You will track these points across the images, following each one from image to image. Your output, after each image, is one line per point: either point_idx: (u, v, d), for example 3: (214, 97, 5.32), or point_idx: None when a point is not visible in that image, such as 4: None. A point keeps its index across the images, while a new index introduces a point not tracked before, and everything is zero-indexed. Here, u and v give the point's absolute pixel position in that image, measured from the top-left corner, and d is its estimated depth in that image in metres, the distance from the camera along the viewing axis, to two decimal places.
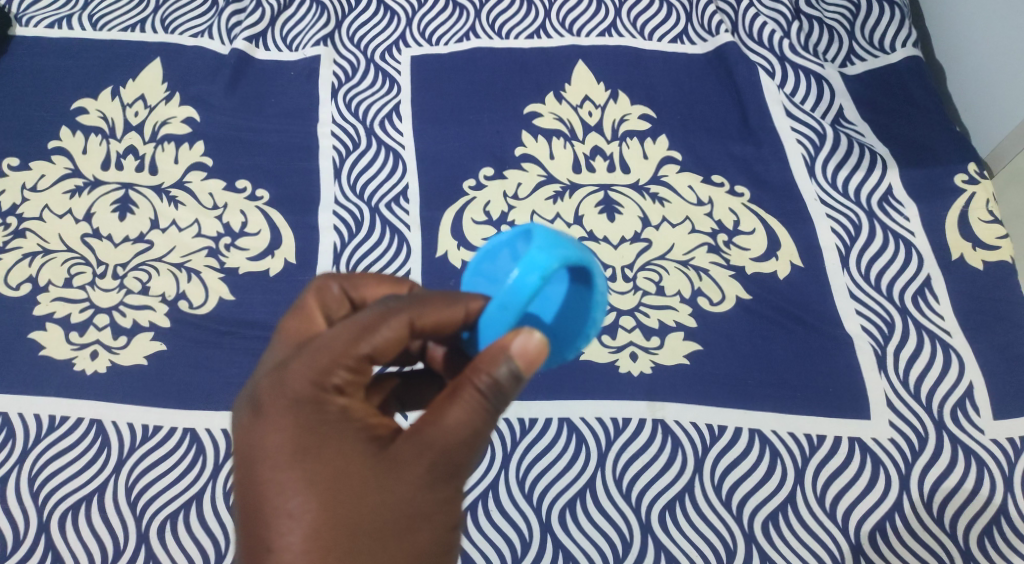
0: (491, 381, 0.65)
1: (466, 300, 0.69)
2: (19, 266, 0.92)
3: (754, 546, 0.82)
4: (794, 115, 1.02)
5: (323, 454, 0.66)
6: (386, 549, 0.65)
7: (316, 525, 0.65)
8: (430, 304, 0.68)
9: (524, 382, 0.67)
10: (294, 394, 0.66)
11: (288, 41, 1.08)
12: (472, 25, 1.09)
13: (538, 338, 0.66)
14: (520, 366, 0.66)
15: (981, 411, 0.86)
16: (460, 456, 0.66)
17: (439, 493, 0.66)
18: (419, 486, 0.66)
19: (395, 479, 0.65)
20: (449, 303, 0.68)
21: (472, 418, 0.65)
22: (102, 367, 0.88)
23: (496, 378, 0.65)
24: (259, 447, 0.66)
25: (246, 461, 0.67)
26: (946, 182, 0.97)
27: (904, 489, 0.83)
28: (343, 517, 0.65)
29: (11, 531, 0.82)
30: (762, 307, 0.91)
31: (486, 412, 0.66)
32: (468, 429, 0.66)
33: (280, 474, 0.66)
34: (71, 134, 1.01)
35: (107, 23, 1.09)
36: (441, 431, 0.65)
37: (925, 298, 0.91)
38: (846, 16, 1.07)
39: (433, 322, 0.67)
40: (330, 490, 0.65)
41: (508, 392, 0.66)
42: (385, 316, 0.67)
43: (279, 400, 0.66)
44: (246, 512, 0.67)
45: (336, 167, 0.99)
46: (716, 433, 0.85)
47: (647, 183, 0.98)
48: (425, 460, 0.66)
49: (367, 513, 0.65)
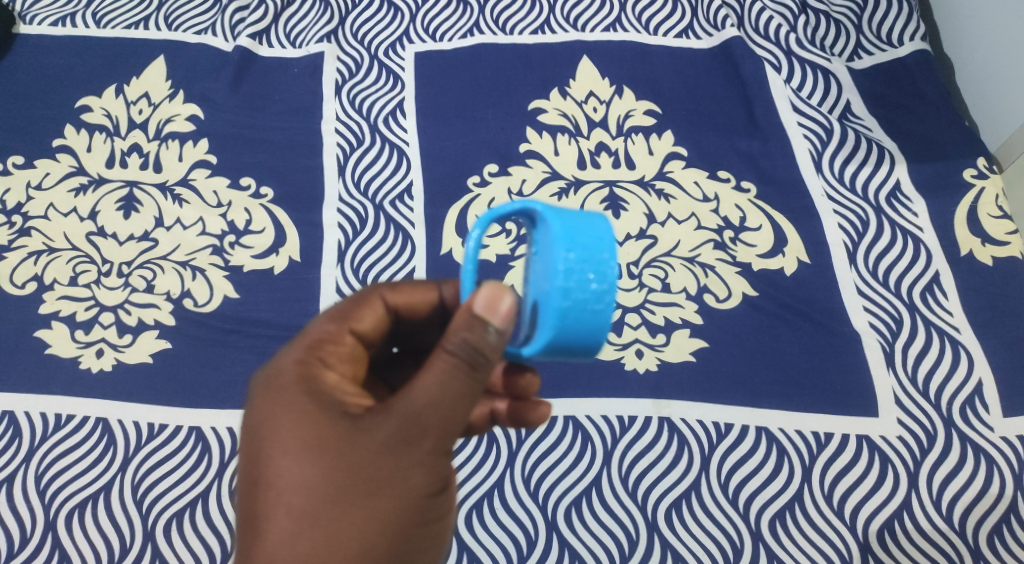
0: (461, 343, 0.65)
1: (441, 285, 0.76)
2: (25, 265, 0.92)
3: (762, 544, 0.82)
4: (800, 109, 1.02)
5: (297, 419, 0.67)
6: (355, 511, 0.65)
7: (287, 487, 0.66)
8: (403, 289, 0.76)
9: (504, 341, 0.66)
10: (277, 369, 0.70)
11: (291, 38, 1.08)
12: (476, 21, 1.08)
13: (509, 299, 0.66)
14: (494, 324, 0.66)
15: (990, 408, 0.85)
16: (431, 419, 0.65)
17: (410, 457, 0.66)
18: (388, 449, 0.65)
19: (363, 441, 0.66)
20: (422, 286, 0.76)
21: (444, 381, 0.65)
22: (108, 365, 0.88)
23: (466, 339, 0.65)
24: (245, 418, 0.70)
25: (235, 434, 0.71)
26: (955, 177, 0.96)
27: (913, 487, 0.83)
28: (316, 481, 0.66)
29: (18, 529, 0.82)
30: (769, 304, 0.90)
31: (456, 374, 0.65)
32: (441, 393, 0.65)
33: (262, 443, 0.68)
34: (75, 133, 1.00)
35: (111, 21, 1.08)
36: (410, 394, 0.65)
37: (933, 294, 0.90)
38: (853, 10, 1.06)
39: (406, 302, 0.75)
40: (302, 454, 0.66)
41: (482, 354, 0.65)
42: (364, 299, 0.75)
43: (265, 376, 0.70)
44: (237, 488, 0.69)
45: (340, 165, 0.99)
46: (723, 430, 0.85)
47: (653, 179, 0.97)
48: (393, 422, 0.65)
49: (338, 478, 0.66)
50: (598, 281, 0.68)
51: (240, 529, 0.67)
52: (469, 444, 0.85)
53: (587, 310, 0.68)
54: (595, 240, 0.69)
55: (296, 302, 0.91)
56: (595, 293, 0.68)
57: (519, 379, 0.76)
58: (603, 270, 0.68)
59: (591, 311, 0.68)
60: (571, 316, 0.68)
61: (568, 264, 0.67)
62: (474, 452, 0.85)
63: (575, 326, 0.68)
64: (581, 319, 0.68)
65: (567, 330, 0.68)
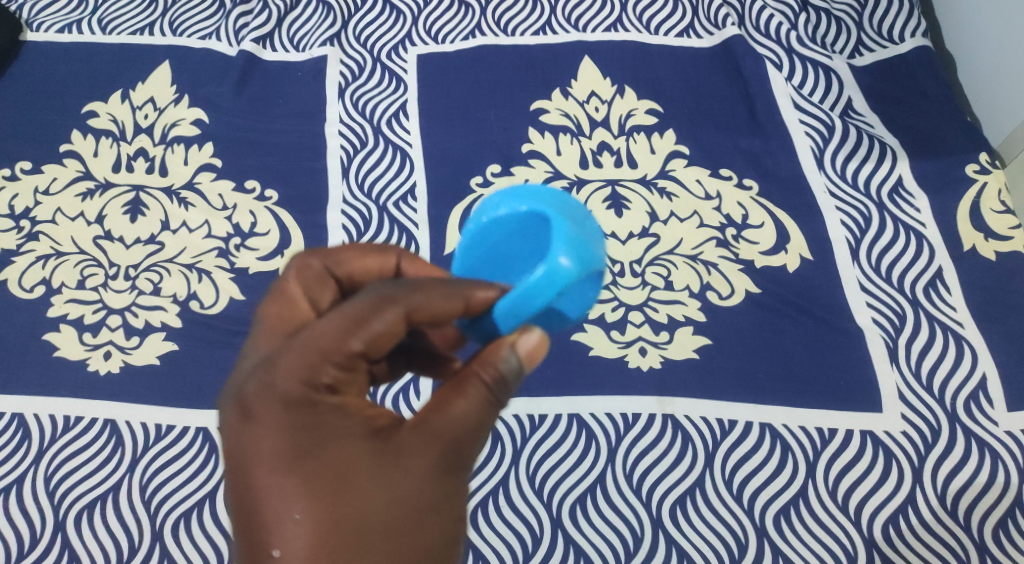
0: (499, 373, 0.66)
1: (466, 290, 0.68)
2: (33, 268, 0.93)
3: (766, 540, 0.82)
4: (802, 107, 1.02)
5: (322, 451, 0.65)
6: (392, 543, 0.65)
7: (323, 525, 0.64)
8: (427, 294, 0.66)
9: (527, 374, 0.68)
10: (285, 396, 0.65)
11: (295, 42, 1.09)
12: (478, 22, 1.09)
13: (538, 335, 0.67)
14: (524, 360, 0.67)
15: (995, 403, 0.85)
16: (466, 445, 0.67)
17: (444, 483, 0.66)
18: (425, 478, 0.66)
19: (395, 472, 0.65)
20: (445, 295, 0.67)
21: (479, 409, 0.66)
22: (115, 367, 0.89)
23: (503, 371, 0.66)
24: (254, 453, 0.65)
25: (239, 471, 0.66)
26: (957, 172, 0.96)
27: (918, 482, 0.83)
28: (345, 516, 0.64)
29: (28, 529, 0.83)
30: (772, 301, 0.90)
31: (491, 404, 0.67)
32: (476, 420, 0.66)
33: (276, 478, 0.65)
34: (82, 138, 1.01)
35: (116, 27, 1.10)
36: (445, 421, 0.66)
37: (936, 289, 0.90)
38: (854, 7, 1.06)
39: (429, 314, 0.67)
40: (331, 488, 0.64)
41: (513, 387, 0.67)
42: (379, 307, 0.65)
43: (269, 402, 0.65)
44: (243, 521, 0.66)
45: (344, 167, 1.00)
46: (726, 427, 0.85)
47: (655, 178, 0.98)
48: (428, 448, 0.66)
49: (369, 511, 0.64)
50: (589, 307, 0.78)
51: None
52: None
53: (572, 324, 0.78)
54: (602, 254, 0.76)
55: None
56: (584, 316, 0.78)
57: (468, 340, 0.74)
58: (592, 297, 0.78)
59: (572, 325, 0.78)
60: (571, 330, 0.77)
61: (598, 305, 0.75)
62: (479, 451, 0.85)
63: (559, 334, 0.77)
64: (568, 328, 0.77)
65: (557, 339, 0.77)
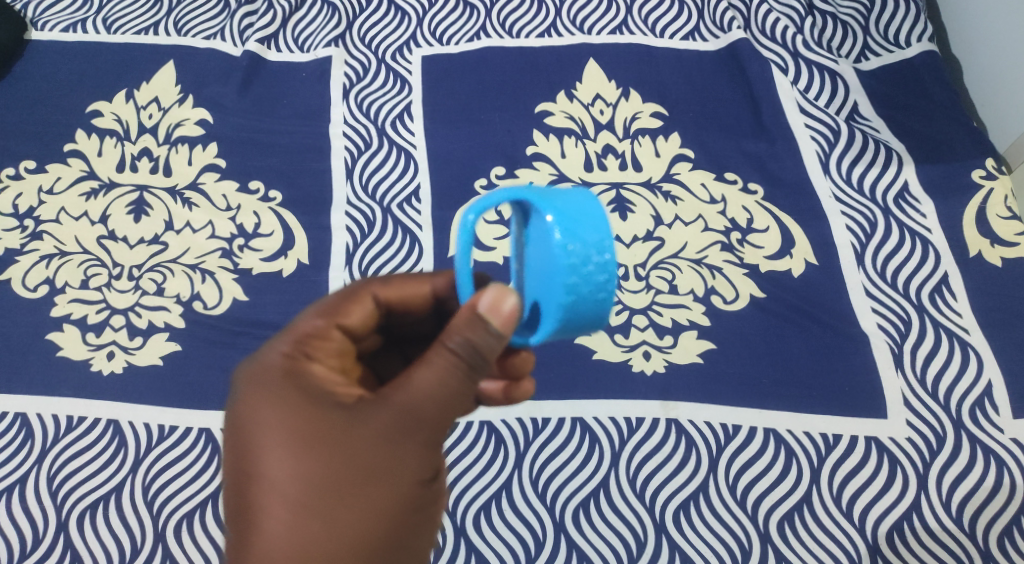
0: (462, 340, 0.66)
1: (435, 278, 0.76)
2: (36, 268, 0.93)
3: (770, 546, 0.81)
4: (808, 111, 1.02)
5: (290, 412, 0.67)
6: (352, 504, 0.65)
7: (285, 481, 0.66)
8: (396, 283, 0.75)
9: (502, 342, 0.67)
10: (265, 362, 0.70)
11: (300, 42, 1.09)
12: (483, 24, 1.09)
13: (508, 302, 0.66)
14: (494, 325, 0.66)
15: (1000, 410, 0.85)
16: (428, 413, 0.66)
17: (408, 450, 0.66)
18: (386, 442, 0.66)
19: (356, 435, 0.66)
20: (416, 282, 0.76)
21: (443, 377, 0.66)
22: (118, 368, 0.88)
23: (468, 339, 0.66)
24: (234, 412, 0.69)
25: (224, 432, 0.70)
26: (963, 178, 0.96)
27: (922, 489, 0.82)
28: (307, 475, 0.66)
29: (30, 530, 0.83)
30: (777, 306, 0.90)
31: (456, 371, 0.66)
32: (439, 388, 0.66)
33: (249, 436, 0.68)
34: (86, 137, 1.01)
35: (121, 27, 1.09)
36: (408, 389, 0.66)
37: (942, 295, 0.90)
38: (861, 11, 1.06)
39: (399, 297, 0.75)
40: (295, 446, 0.66)
41: (484, 356, 0.66)
42: (355, 296, 0.75)
43: (253, 368, 0.70)
44: (222, 479, 0.69)
45: (348, 169, 1.00)
46: (730, 432, 0.85)
47: (660, 181, 0.97)
48: (389, 413, 0.66)
49: (329, 470, 0.66)
50: (604, 275, 0.66)
51: (228, 520, 0.68)
52: (476, 445, 0.85)
53: (592, 300, 0.66)
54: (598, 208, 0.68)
55: (304, 304, 0.92)
56: (602, 290, 0.66)
57: (513, 358, 0.74)
58: (609, 267, 0.66)
59: (596, 301, 0.67)
60: (579, 302, 0.66)
61: (571, 258, 0.65)
62: (482, 454, 0.85)
63: (581, 315, 0.67)
64: (590, 295, 0.66)
65: (572, 319, 0.67)
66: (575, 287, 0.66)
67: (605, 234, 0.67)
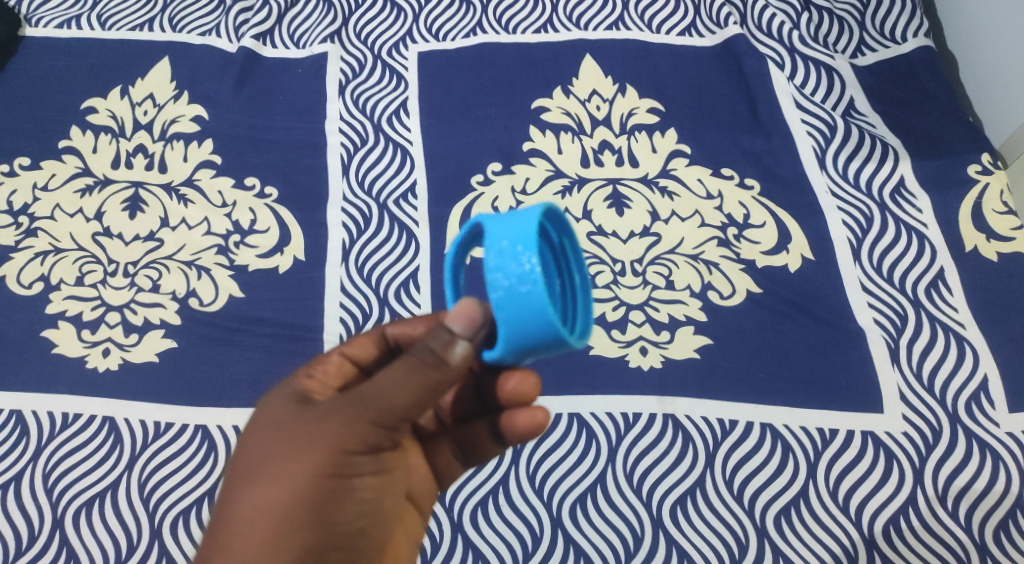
0: (425, 345, 0.67)
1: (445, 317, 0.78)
2: (31, 265, 0.93)
3: (767, 541, 0.81)
4: (804, 107, 1.02)
5: (271, 403, 0.72)
6: (283, 478, 0.68)
7: (241, 456, 0.70)
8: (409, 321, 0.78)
9: (467, 350, 0.67)
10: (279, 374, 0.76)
11: (296, 38, 1.08)
12: (479, 20, 1.08)
13: (476, 311, 0.67)
14: (457, 331, 0.67)
15: (996, 404, 0.85)
16: (380, 401, 0.67)
17: (349, 437, 0.68)
18: (331, 427, 0.68)
19: (311, 421, 0.69)
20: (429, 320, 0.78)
21: (399, 375, 0.67)
22: (114, 364, 0.88)
23: (431, 344, 0.67)
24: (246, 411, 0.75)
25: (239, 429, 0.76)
26: (959, 173, 0.96)
27: (918, 483, 0.82)
28: (256, 450, 0.69)
29: (26, 527, 0.83)
30: (773, 301, 0.90)
31: (412, 371, 0.67)
32: (391, 383, 0.67)
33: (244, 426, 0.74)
34: (81, 134, 1.01)
35: (116, 23, 1.09)
36: (368, 384, 0.68)
37: (938, 290, 0.90)
38: (857, 7, 1.06)
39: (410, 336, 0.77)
40: (260, 428, 0.71)
41: (442, 359, 0.66)
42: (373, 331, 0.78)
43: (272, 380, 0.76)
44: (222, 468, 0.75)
45: (344, 165, 0.99)
46: (727, 427, 0.85)
47: (657, 177, 0.97)
48: (347, 401, 0.68)
49: (275, 447, 0.69)
50: (522, 267, 0.66)
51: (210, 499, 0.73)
52: None
53: (517, 293, 0.66)
54: (530, 219, 0.68)
55: (301, 300, 0.91)
56: (524, 281, 0.66)
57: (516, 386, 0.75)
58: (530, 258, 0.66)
59: (521, 294, 0.66)
60: (503, 295, 0.66)
61: (496, 251, 0.66)
62: None
63: (512, 312, 0.66)
64: (513, 287, 0.66)
65: (506, 314, 0.66)
66: (497, 279, 0.66)
67: (530, 229, 0.67)
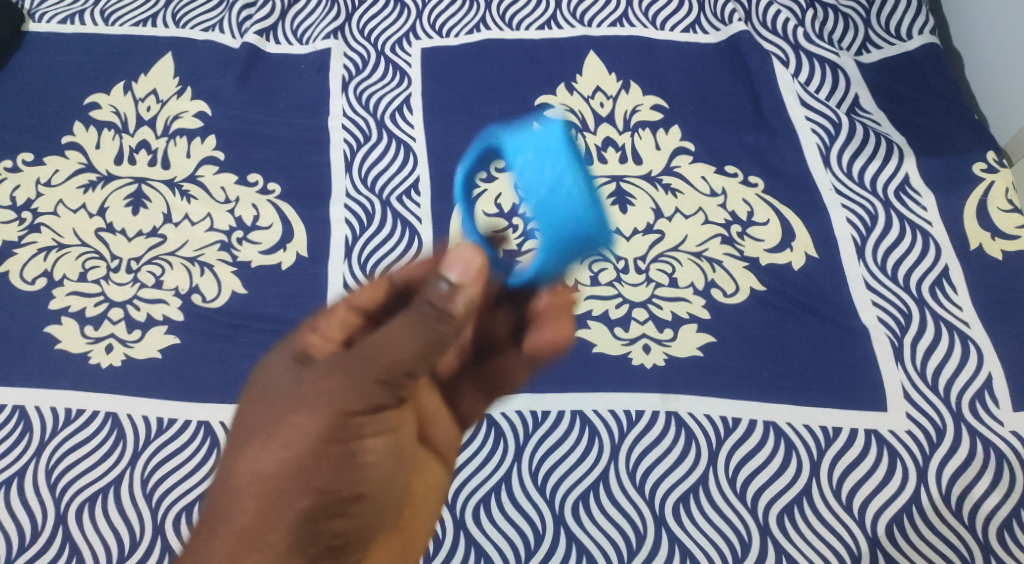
0: (429, 298, 0.64)
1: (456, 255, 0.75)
2: (34, 260, 0.93)
3: (770, 539, 0.81)
4: (809, 104, 1.01)
5: (272, 360, 0.70)
6: (281, 441, 0.66)
7: (241, 419, 0.69)
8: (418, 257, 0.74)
9: (473, 297, 0.63)
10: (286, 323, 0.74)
11: (299, 35, 1.08)
12: (482, 16, 1.08)
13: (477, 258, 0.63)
14: (458, 280, 0.63)
15: (1000, 403, 0.85)
16: (385, 358, 0.65)
17: (350, 398, 0.66)
18: (334, 387, 0.66)
19: (311, 381, 0.67)
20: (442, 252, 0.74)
21: (404, 330, 0.64)
22: (117, 360, 0.88)
23: (435, 297, 0.64)
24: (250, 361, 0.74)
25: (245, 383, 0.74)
26: (964, 171, 0.96)
27: (922, 482, 0.82)
28: (254, 414, 0.68)
29: (29, 522, 0.83)
30: (777, 299, 0.90)
31: (417, 326, 0.64)
32: (396, 339, 0.65)
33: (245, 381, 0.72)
34: (84, 129, 1.01)
35: (119, 19, 1.09)
36: (373, 338, 0.66)
37: (942, 288, 0.90)
38: (862, 4, 1.06)
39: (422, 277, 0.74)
40: (259, 388, 0.69)
41: (448, 314, 0.64)
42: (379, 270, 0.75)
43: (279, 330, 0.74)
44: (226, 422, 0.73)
45: (347, 161, 0.99)
46: (730, 425, 0.85)
47: (660, 174, 0.97)
48: (350, 358, 0.67)
49: (272, 411, 0.67)
50: (554, 146, 0.65)
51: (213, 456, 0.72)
52: (475, 439, 0.85)
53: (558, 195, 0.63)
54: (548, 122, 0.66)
55: (304, 297, 0.91)
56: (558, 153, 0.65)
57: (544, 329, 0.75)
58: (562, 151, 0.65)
59: (555, 172, 0.64)
60: (545, 195, 0.64)
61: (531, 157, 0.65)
62: (481, 448, 0.85)
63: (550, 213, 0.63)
64: (550, 178, 0.64)
65: (548, 211, 0.63)
66: (536, 190, 0.64)
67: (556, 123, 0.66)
